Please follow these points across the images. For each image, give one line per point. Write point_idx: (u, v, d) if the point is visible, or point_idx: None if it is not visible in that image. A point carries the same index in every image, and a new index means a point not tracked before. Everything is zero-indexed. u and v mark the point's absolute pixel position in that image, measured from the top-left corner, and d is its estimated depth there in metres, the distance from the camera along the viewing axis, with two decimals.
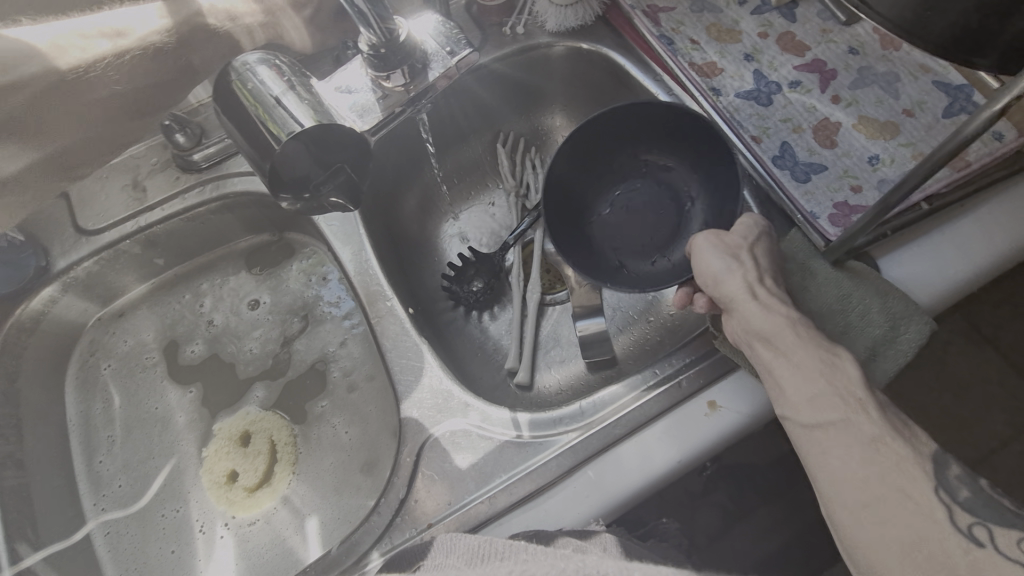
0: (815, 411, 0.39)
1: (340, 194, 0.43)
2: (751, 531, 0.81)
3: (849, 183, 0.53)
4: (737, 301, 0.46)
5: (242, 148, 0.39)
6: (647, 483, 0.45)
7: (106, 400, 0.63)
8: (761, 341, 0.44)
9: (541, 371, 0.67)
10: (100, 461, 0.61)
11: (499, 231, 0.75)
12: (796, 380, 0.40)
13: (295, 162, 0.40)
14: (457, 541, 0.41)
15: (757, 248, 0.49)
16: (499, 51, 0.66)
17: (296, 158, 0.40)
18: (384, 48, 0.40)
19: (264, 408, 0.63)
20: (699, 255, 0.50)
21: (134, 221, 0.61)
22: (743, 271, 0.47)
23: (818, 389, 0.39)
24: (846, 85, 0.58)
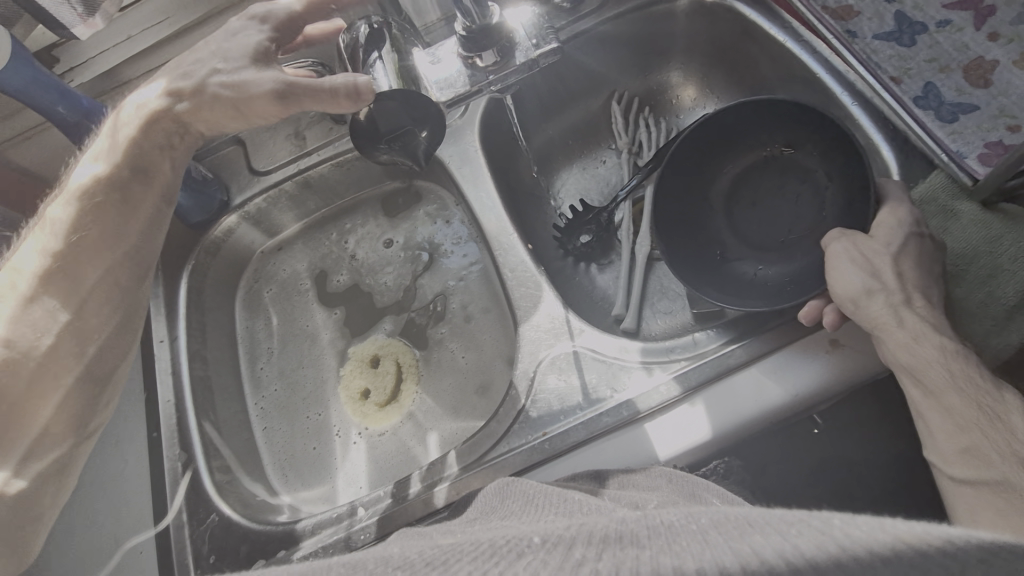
0: (963, 463, 0.40)
1: (398, 151, 0.52)
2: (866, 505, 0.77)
3: (1005, 123, 0.50)
4: (881, 325, 0.43)
5: (350, 103, 0.52)
6: (761, 413, 0.46)
7: (266, 318, 0.74)
8: (909, 374, 0.42)
9: (648, 319, 0.69)
10: (260, 368, 0.71)
11: (611, 186, 0.77)
12: (945, 424, 0.41)
13: (379, 118, 0.50)
14: (509, 487, 0.42)
15: (904, 260, 0.45)
16: (621, 7, 0.68)
17: (380, 115, 0.50)
18: (475, 33, 0.47)
19: (390, 336, 0.70)
20: (834, 267, 0.46)
21: (295, 164, 0.71)
22: (884, 292, 0.44)
23: (971, 439, 0.40)
24: (1010, 20, 0.52)
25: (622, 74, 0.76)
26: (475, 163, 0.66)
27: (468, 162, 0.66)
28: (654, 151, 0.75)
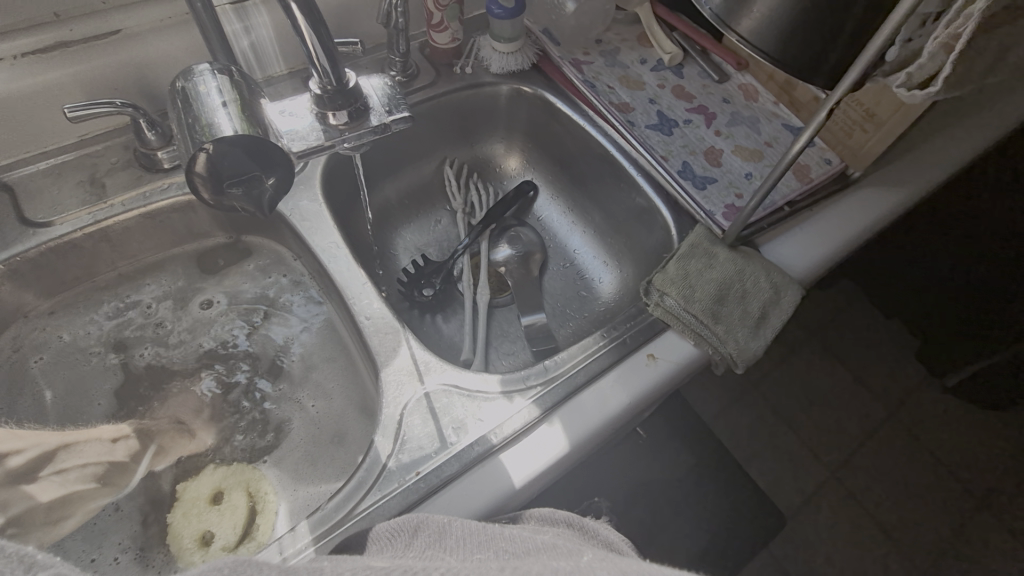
0: None
1: (247, 200, 0.43)
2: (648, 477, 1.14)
3: (734, 191, 0.70)
4: None
5: (181, 145, 0.42)
6: (606, 422, 0.53)
7: (38, 402, 0.60)
8: None
9: (493, 361, 0.74)
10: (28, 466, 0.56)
11: (448, 244, 0.83)
12: None
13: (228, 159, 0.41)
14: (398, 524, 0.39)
15: None
16: (451, 86, 0.77)
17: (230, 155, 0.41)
18: (328, 89, 0.42)
19: (235, 462, 0.60)
20: None
21: (90, 214, 0.61)
22: None
23: None
24: (724, 123, 0.76)
25: (452, 144, 0.84)
26: (318, 217, 0.66)
27: (311, 215, 0.66)
28: (485, 211, 0.83)
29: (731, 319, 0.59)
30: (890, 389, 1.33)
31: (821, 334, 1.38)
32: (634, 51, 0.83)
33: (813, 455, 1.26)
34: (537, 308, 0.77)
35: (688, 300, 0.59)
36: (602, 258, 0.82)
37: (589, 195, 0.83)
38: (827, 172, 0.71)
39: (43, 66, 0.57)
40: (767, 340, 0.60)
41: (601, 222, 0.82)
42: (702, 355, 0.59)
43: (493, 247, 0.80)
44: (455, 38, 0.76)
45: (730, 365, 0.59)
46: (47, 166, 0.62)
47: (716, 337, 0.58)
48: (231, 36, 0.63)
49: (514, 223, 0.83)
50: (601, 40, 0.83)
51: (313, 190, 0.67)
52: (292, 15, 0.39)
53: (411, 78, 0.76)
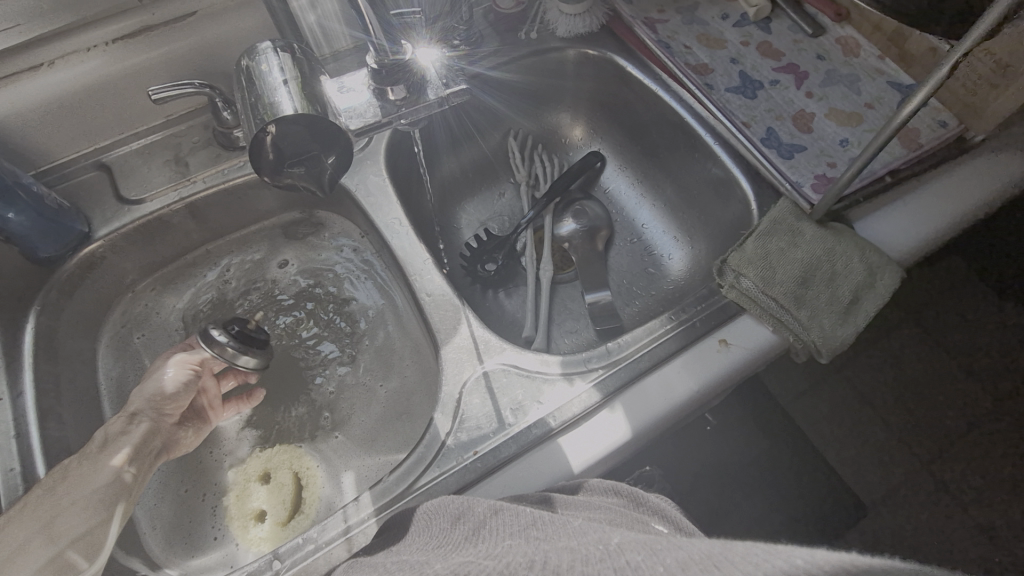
0: None
1: (308, 181, 0.43)
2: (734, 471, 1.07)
3: (826, 160, 0.63)
4: None
5: (246, 126, 0.43)
6: (671, 410, 0.51)
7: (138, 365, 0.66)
8: None
9: (556, 339, 0.72)
10: None
11: (510, 218, 0.81)
12: None
13: (291, 138, 0.41)
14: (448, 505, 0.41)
15: None
16: (516, 52, 0.74)
17: (293, 135, 0.41)
18: (387, 62, 0.41)
19: (277, 444, 0.63)
20: None
21: (176, 192, 0.64)
22: None
23: None
24: (818, 83, 0.68)
25: (516, 114, 0.82)
26: (381, 192, 0.66)
27: (374, 191, 0.66)
28: (549, 184, 0.81)
29: (817, 303, 0.53)
30: (1003, 379, 1.19)
31: (922, 315, 1.24)
32: (715, 6, 0.76)
33: (905, 447, 1.15)
34: (602, 285, 0.74)
35: (767, 282, 0.54)
36: (672, 233, 0.77)
37: (660, 166, 0.78)
38: (940, 136, 0.62)
39: (129, 51, 0.60)
40: (858, 328, 0.54)
41: (673, 195, 0.77)
42: (781, 342, 0.54)
43: (558, 222, 0.77)
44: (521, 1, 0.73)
45: (813, 354, 0.54)
46: (140, 146, 0.67)
47: (798, 323, 0.53)
48: (298, 11, 0.64)
49: (579, 196, 0.80)
50: None
51: (377, 165, 0.67)
52: None
53: (475, 47, 0.73)
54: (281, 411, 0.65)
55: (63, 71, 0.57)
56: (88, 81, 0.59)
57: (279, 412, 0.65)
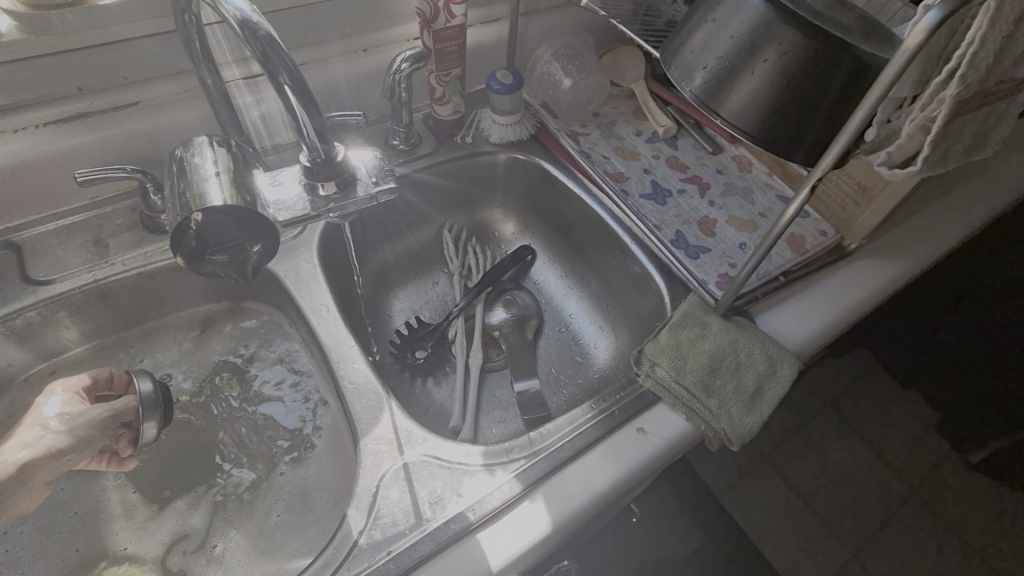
0: None
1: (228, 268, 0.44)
2: (668, 566, 1.05)
3: (728, 261, 0.69)
4: None
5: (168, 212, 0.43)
6: (591, 501, 0.51)
7: None
8: None
9: (483, 428, 0.71)
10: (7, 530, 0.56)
11: (443, 306, 0.83)
12: None
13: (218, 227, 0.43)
14: None
15: None
16: (450, 154, 0.79)
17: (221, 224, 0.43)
18: (319, 162, 0.43)
19: (132, 561, 0.56)
20: None
21: (90, 273, 0.62)
22: None
23: None
24: (718, 193, 0.77)
25: (452, 208, 0.86)
26: (312, 280, 0.66)
27: (304, 278, 0.66)
28: (482, 275, 0.84)
29: (725, 392, 0.57)
30: (909, 463, 1.27)
31: (834, 402, 1.34)
32: (630, 124, 0.86)
33: (831, 535, 1.18)
34: (530, 374, 0.75)
35: (679, 372, 0.57)
36: (597, 324, 0.81)
37: (586, 261, 0.83)
38: (822, 243, 0.70)
39: (63, 135, 0.60)
40: (763, 416, 0.57)
41: (597, 289, 0.82)
42: (695, 430, 0.56)
43: (488, 311, 0.80)
44: (457, 110, 0.79)
45: (724, 442, 0.56)
46: (57, 227, 0.65)
47: (708, 411, 0.56)
48: (241, 108, 0.67)
49: (511, 286, 0.83)
50: (597, 113, 0.86)
51: (310, 252, 0.68)
52: (283, 94, 0.40)
53: (413, 146, 0.78)
54: (180, 514, 0.59)
55: None
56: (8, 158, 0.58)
57: (176, 512, 0.59)
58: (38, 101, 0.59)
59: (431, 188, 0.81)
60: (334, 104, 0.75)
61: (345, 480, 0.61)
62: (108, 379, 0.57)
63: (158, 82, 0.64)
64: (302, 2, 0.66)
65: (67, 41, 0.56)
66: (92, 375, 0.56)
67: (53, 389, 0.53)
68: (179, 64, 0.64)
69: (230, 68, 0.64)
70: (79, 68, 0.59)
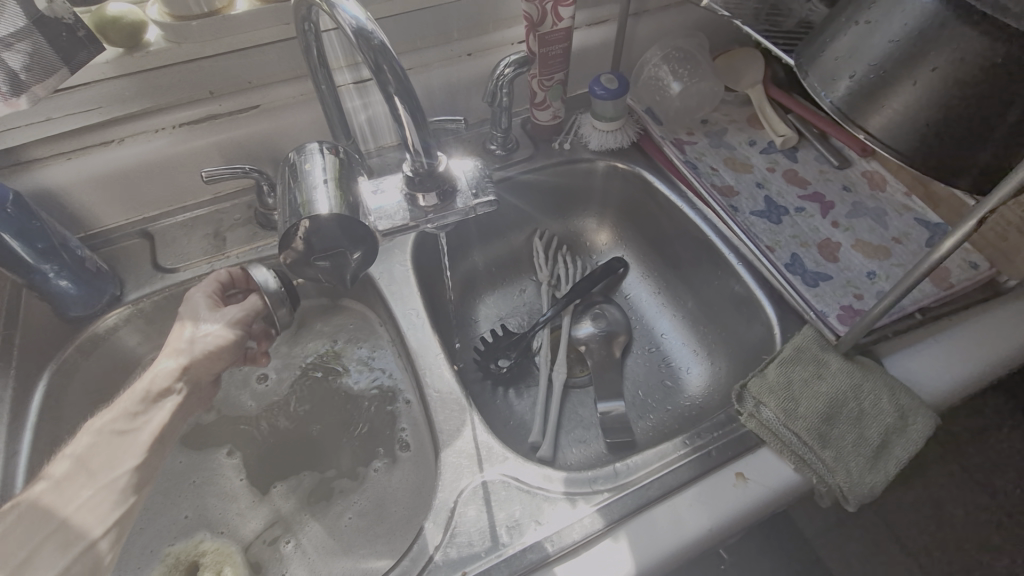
0: None
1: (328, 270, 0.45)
2: None
3: (852, 291, 0.61)
4: None
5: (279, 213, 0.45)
6: (679, 548, 0.47)
7: None
8: None
9: (563, 447, 0.69)
10: None
11: (529, 315, 0.81)
12: None
13: (321, 232, 0.44)
14: None
15: None
16: (547, 161, 0.77)
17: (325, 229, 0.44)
18: (422, 172, 0.43)
19: (225, 539, 0.60)
20: None
21: (209, 265, 0.67)
22: None
23: None
24: (843, 213, 0.69)
25: (544, 215, 0.84)
26: (405, 283, 0.67)
27: (397, 281, 0.67)
28: (570, 285, 0.81)
29: (843, 444, 0.50)
30: None
31: None
32: (743, 133, 0.79)
33: None
34: (615, 394, 0.72)
35: (789, 416, 0.51)
36: (691, 348, 0.76)
37: (683, 278, 0.78)
38: (972, 278, 0.60)
39: (194, 135, 0.65)
40: (889, 475, 0.50)
41: (694, 309, 0.76)
42: (803, 482, 0.50)
43: (574, 324, 0.77)
44: (557, 116, 0.77)
45: (838, 499, 0.49)
46: (184, 219, 0.70)
47: (822, 463, 0.49)
48: (350, 112, 0.69)
49: (600, 299, 0.80)
50: (707, 120, 0.80)
51: (404, 255, 0.69)
52: (392, 103, 0.40)
53: (510, 152, 0.77)
54: (269, 499, 0.62)
55: (129, 147, 0.63)
56: (148, 156, 0.64)
57: (266, 497, 0.63)
58: (176, 104, 0.64)
59: (526, 195, 0.80)
60: (436, 108, 0.76)
61: (424, 488, 0.60)
62: (233, 277, 0.60)
63: (278, 86, 0.67)
64: (412, 8, 0.67)
65: (204, 47, 0.60)
66: (217, 278, 0.59)
67: (194, 294, 0.58)
68: (297, 69, 0.67)
69: (343, 73, 0.66)
70: (211, 75, 0.63)
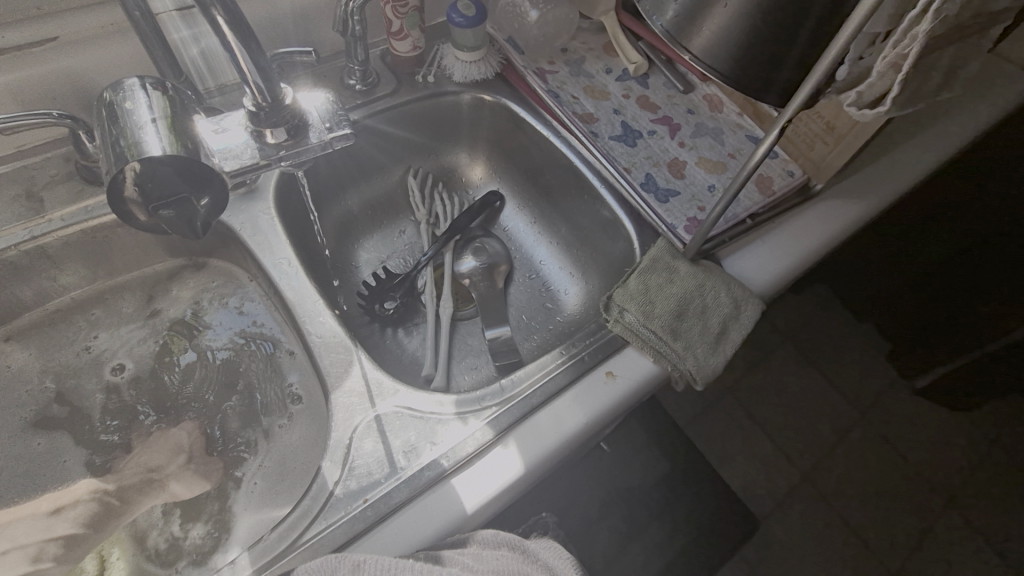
0: None
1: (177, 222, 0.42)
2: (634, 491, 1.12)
3: (696, 203, 0.69)
4: None
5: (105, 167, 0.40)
6: (562, 444, 0.52)
7: None
8: None
9: (456, 376, 0.72)
10: None
11: (411, 255, 0.81)
12: None
13: (161, 182, 0.40)
14: (343, 562, 0.40)
15: None
16: (412, 94, 0.75)
17: (164, 179, 0.40)
18: (268, 107, 0.40)
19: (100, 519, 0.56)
20: None
21: (27, 230, 0.58)
22: None
23: None
24: (688, 134, 0.76)
25: (415, 152, 0.83)
26: (271, 231, 0.64)
27: (263, 230, 0.64)
28: (449, 222, 0.82)
29: (691, 335, 0.58)
30: (861, 390, 1.35)
31: (795, 337, 1.40)
32: (600, 61, 0.82)
33: (786, 458, 1.27)
34: (501, 321, 0.75)
35: (648, 316, 0.58)
36: (567, 270, 0.81)
37: (556, 206, 0.82)
38: (789, 184, 0.70)
39: None
40: (727, 356, 0.59)
41: (567, 234, 0.81)
42: (661, 372, 0.58)
43: (457, 260, 0.79)
44: (416, 46, 0.74)
45: (689, 382, 0.58)
46: None
47: (675, 353, 0.57)
48: (177, 45, 0.61)
49: (479, 234, 0.82)
50: (566, 49, 0.82)
51: (267, 202, 0.65)
52: (218, 29, 0.36)
53: (371, 87, 0.74)
54: None
55: None
56: None
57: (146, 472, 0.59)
58: None
59: (393, 132, 0.77)
60: (280, 37, 0.70)
61: (320, 435, 0.60)
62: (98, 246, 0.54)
63: (79, 14, 0.58)
64: None
65: None
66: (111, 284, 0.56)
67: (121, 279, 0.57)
68: None
69: None
70: None
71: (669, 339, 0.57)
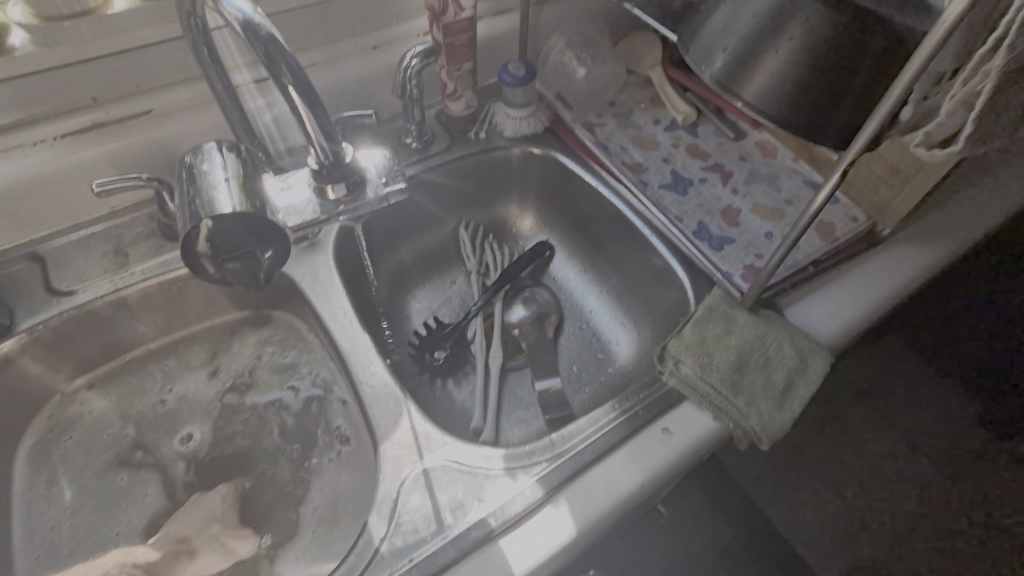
0: None
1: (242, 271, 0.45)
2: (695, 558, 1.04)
3: (753, 251, 0.67)
4: None
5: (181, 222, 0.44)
6: (616, 505, 0.49)
7: (55, 483, 0.61)
8: None
9: (505, 428, 0.71)
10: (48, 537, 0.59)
11: (461, 305, 0.82)
12: None
13: (229, 235, 0.43)
14: None
15: None
16: (465, 150, 0.78)
17: (232, 232, 0.43)
18: (329, 166, 0.42)
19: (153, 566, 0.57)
20: None
21: (112, 283, 0.63)
22: None
23: None
24: (742, 181, 0.74)
25: (467, 204, 0.85)
26: (330, 282, 0.66)
27: (321, 281, 0.66)
28: (500, 272, 0.83)
29: (753, 390, 0.54)
30: (951, 453, 1.22)
31: (876, 393, 1.27)
32: (648, 113, 0.83)
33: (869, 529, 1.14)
34: (551, 372, 0.74)
35: (705, 369, 0.55)
36: (619, 320, 0.79)
37: (606, 255, 0.81)
38: (853, 230, 0.67)
39: (80, 146, 0.61)
40: (794, 414, 0.55)
41: (618, 283, 0.80)
42: (722, 429, 0.54)
43: (507, 310, 0.79)
44: (469, 105, 0.78)
45: (754, 442, 0.54)
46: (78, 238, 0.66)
47: (736, 409, 0.53)
48: (253, 113, 0.67)
49: (529, 284, 0.82)
50: (614, 103, 0.84)
51: (326, 255, 0.68)
52: (287, 96, 0.39)
53: (426, 144, 0.77)
54: None
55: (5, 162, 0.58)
56: (32, 172, 0.59)
57: None
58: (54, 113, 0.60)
59: (446, 186, 0.80)
60: (345, 102, 0.75)
61: (368, 483, 0.60)
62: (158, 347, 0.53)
63: (169, 90, 0.64)
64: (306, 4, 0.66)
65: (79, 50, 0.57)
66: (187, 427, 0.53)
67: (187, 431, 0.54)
68: (190, 69, 0.64)
69: (242, 72, 0.65)
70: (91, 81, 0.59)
71: (729, 394, 0.54)
